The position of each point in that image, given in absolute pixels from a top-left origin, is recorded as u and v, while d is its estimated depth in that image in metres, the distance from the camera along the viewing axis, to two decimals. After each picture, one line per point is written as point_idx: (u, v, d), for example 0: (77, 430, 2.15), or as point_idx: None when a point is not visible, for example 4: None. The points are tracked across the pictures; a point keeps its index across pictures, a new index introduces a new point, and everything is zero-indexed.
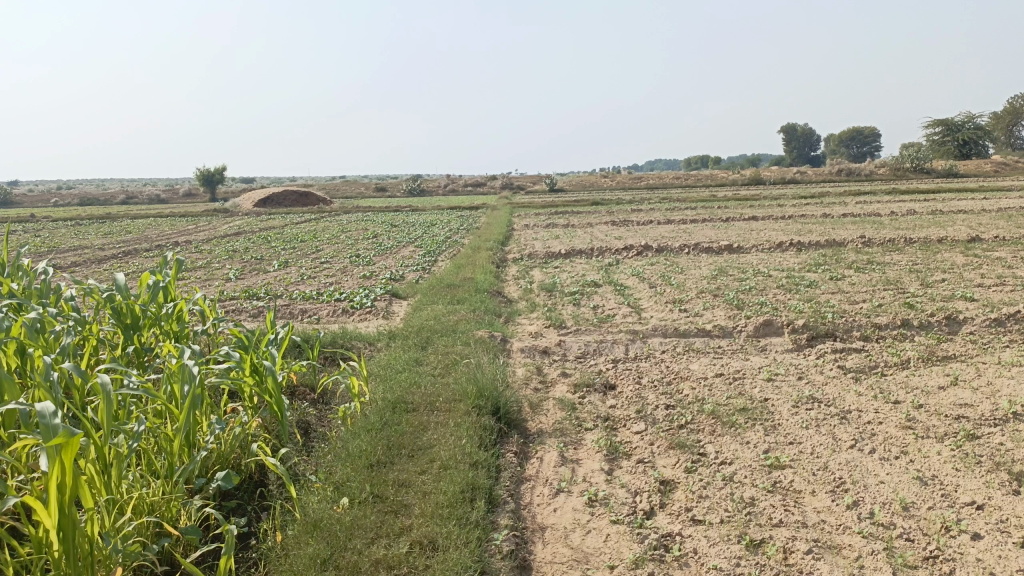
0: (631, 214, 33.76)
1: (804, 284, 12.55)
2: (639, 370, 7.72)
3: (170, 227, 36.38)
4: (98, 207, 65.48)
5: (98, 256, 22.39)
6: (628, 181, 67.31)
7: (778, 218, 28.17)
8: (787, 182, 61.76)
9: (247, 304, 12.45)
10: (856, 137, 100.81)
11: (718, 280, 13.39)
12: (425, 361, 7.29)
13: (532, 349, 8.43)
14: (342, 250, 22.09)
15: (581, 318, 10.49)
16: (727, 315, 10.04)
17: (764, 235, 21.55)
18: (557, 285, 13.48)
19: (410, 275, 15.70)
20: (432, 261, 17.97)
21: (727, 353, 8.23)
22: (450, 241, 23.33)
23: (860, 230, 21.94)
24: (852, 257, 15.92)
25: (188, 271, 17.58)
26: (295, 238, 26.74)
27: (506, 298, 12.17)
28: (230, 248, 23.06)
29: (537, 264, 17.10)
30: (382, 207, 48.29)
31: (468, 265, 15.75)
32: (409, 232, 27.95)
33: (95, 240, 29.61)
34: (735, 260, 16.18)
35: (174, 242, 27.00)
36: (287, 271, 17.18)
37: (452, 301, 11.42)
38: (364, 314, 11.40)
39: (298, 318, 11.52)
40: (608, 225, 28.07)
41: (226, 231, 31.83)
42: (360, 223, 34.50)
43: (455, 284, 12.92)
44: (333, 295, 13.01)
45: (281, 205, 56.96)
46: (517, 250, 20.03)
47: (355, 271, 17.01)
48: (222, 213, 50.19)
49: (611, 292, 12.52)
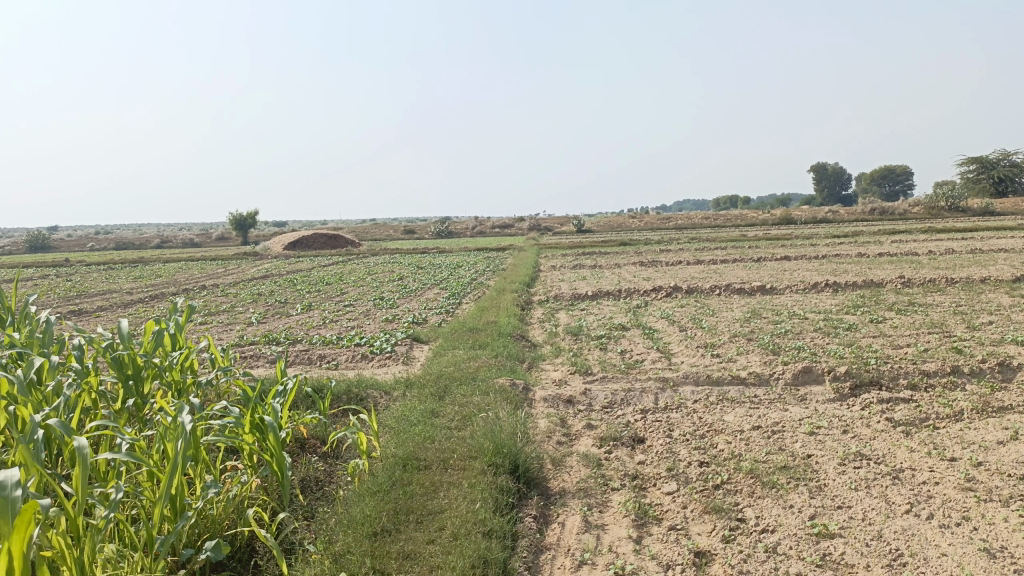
0: (659, 255, 33.34)
1: (842, 328, 11.99)
2: (670, 422, 7.23)
3: (201, 270, 36.73)
4: (132, 251, 66.74)
5: (126, 300, 22.52)
6: (657, 221, 67.04)
7: (811, 258, 27.54)
8: (819, 221, 60.97)
9: (267, 350, 12.21)
10: (887, 175, 99.69)
11: (752, 323, 12.87)
12: (442, 413, 6.90)
13: (555, 399, 7.99)
14: (367, 292, 21.93)
15: (608, 363, 10.04)
16: (762, 361, 9.52)
17: (798, 276, 20.95)
18: (584, 328, 13.07)
19: (434, 318, 15.42)
20: (457, 303, 17.68)
21: (764, 404, 7.72)
22: (476, 283, 23.06)
23: (898, 271, 21.25)
24: (892, 298, 15.30)
25: (212, 315, 17.47)
26: (322, 281, 26.70)
27: (530, 343, 11.78)
28: (256, 292, 23.02)
29: (563, 307, 16.71)
30: (410, 249, 48.41)
31: (493, 308, 15.41)
32: (436, 274, 27.81)
33: (126, 284, 29.92)
34: (768, 302, 15.64)
35: (203, 285, 27.15)
36: (310, 315, 16.99)
37: (474, 346, 11.06)
38: (384, 360, 11.07)
39: (317, 364, 11.23)
40: (637, 266, 27.67)
41: (254, 274, 31.98)
42: (387, 265, 34.53)
43: (478, 328, 12.57)
44: (353, 339, 12.74)
45: (311, 249, 57.50)
46: (543, 292, 19.69)
47: (378, 314, 16.77)
48: (253, 256, 50.69)
49: (640, 336, 12.07)
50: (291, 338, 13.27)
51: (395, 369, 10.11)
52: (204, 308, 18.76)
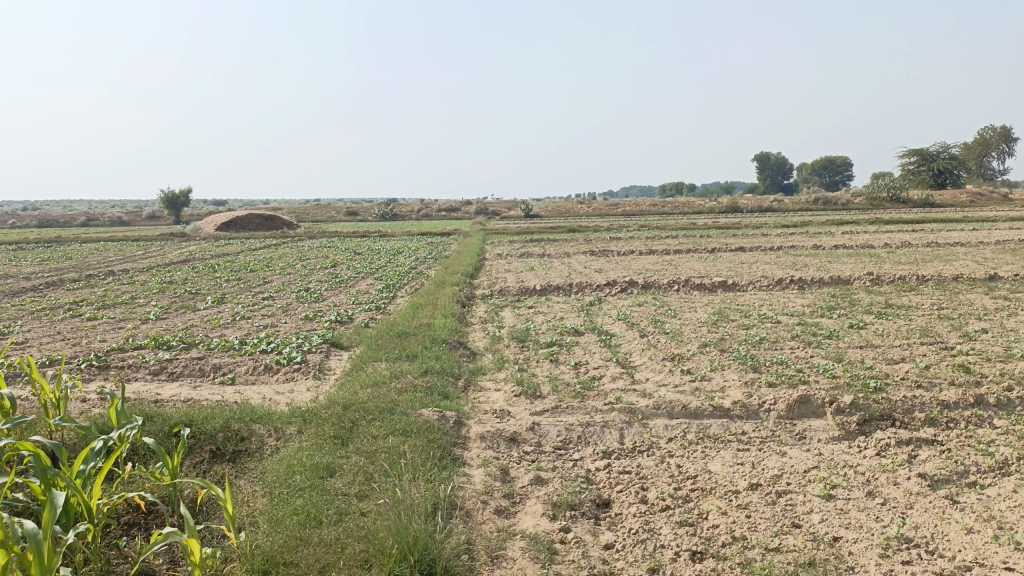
0: (609, 243, 31.91)
1: (824, 336, 10.57)
2: (641, 474, 5.60)
3: (117, 254, 33.87)
4: (51, 229, 62.76)
5: (16, 288, 20.01)
6: (604, 208, 65.86)
7: (767, 250, 26.39)
8: (765, 210, 60.59)
9: (152, 358, 10.18)
10: (830, 166, 100.77)
11: (721, 328, 11.36)
12: (339, 471, 5.16)
13: (496, 437, 6.30)
14: (292, 282, 19.83)
15: (559, 382, 8.37)
16: (743, 383, 8.01)
17: (758, 270, 19.67)
18: (530, 331, 11.40)
19: (361, 315, 13.56)
20: (389, 298, 15.80)
21: (756, 446, 6.17)
22: (414, 273, 21.17)
23: (862, 266, 20.15)
24: (866, 299, 14.02)
25: (106, 309, 15.24)
26: (245, 268, 24.41)
27: (467, 352, 10.05)
28: (166, 280, 20.65)
29: (509, 303, 15.02)
30: (349, 233, 46.07)
31: (429, 305, 13.61)
32: (372, 261, 25.82)
33: (27, 267, 27.09)
34: (734, 300, 14.20)
35: (112, 271, 24.62)
36: (218, 310, 14.88)
37: (399, 357, 9.25)
38: (290, 375, 9.19)
39: (208, 379, 9.28)
40: (588, 255, 26.19)
41: (175, 259, 29.42)
42: (321, 250, 32.32)
43: (407, 332, 10.74)
44: (259, 343, 10.79)
45: (245, 230, 54.60)
46: (487, 285, 17.94)
47: (297, 310, 14.79)
48: (178, 237, 47.68)
49: (595, 343, 10.42)
50: (187, 340, 11.25)
51: (299, 393, 8.26)
52: (99, 301, 16.50)
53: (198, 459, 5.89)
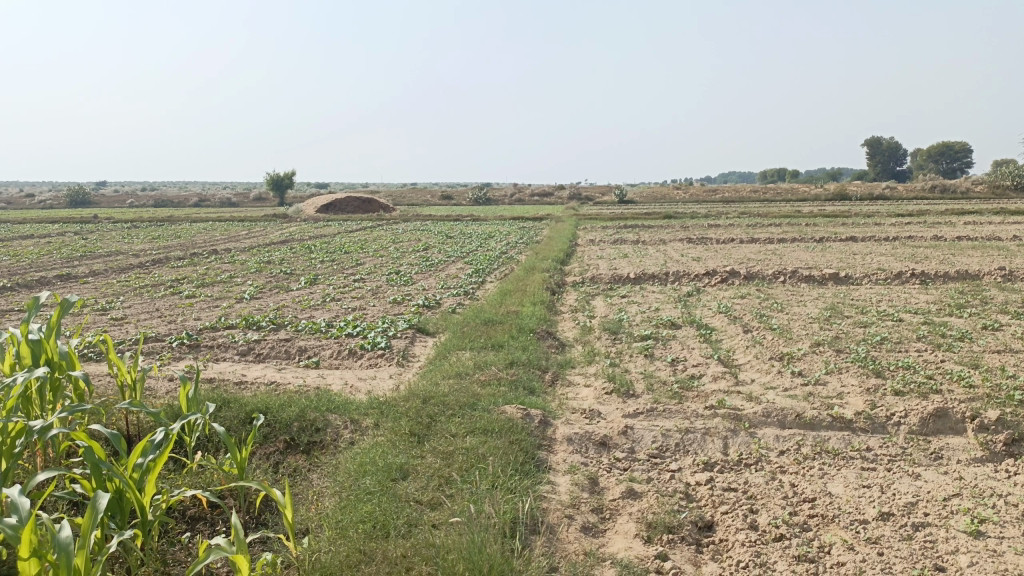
0: (707, 231, 30.62)
1: (954, 338, 9.49)
2: (749, 493, 4.94)
3: (222, 233, 35.13)
4: (165, 209, 66.06)
5: (125, 264, 20.81)
6: (703, 194, 63.84)
7: (881, 240, 24.64)
8: (875, 198, 57.27)
9: (240, 338, 10.12)
10: (947, 152, 94.48)
11: (834, 325, 10.40)
12: (413, 474, 4.74)
13: (585, 441, 5.75)
14: (383, 264, 19.80)
15: (655, 380, 7.72)
16: (864, 392, 7.16)
17: (873, 262, 18.24)
18: (624, 322, 10.75)
19: (448, 300, 13.25)
20: (478, 283, 15.44)
21: (885, 467, 5.38)
22: (505, 258, 20.78)
23: (991, 260, 18.41)
24: (999, 296, 12.66)
25: (203, 287, 15.53)
26: (339, 249, 24.65)
27: (556, 342, 9.52)
28: (264, 259, 21.02)
29: (601, 291, 14.39)
30: (442, 216, 46.30)
31: (518, 292, 13.15)
32: (464, 246, 25.62)
33: (139, 245, 28.31)
34: (847, 295, 13.09)
35: (215, 249, 25.36)
36: (309, 291, 14.89)
37: (485, 347, 8.81)
38: (373, 361, 8.89)
39: (293, 361, 9.12)
40: (685, 243, 25.16)
41: (274, 239, 30.18)
42: (415, 233, 32.45)
43: (494, 320, 10.29)
44: (346, 326, 10.59)
45: (343, 212, 55.84)
46: (579, 271, 17.34)
47: (386, 292, 14.63)
48: (280, 218, 49.18)
49: (695, 338, 9.69)
50: (276, 320, 11.18)
51: (382, 382, 7.93)
52: (198, 278, 16.87)
53: (271, 448, 5.58)
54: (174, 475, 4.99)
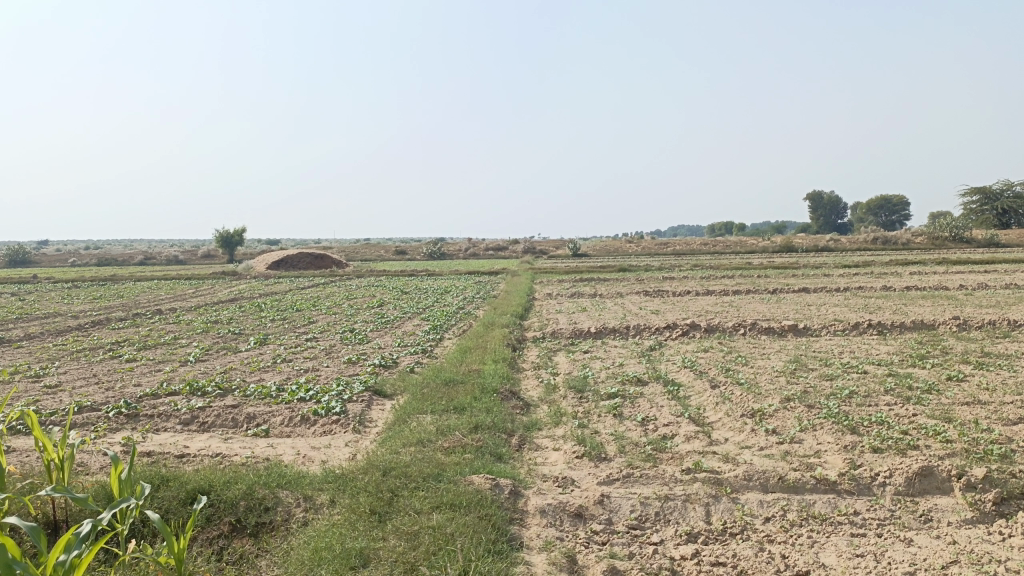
0: (662, 283, 30.77)
1: (921, 391, 9.40)
2: (739, 568, 4.60)
3: (168, 292, 34.07)
4: (109, 267, 64.23)
5: (63, 326, 19.82)
6: (655, 247, 64.70)
7: (833, 291, 25.00)
8: (820, 249, 58.73)
9: (183, 405, 9.49)
10: (885, 205, 98.01)
11: (801, 378, 10.24)
12: (376, 560, 4.29)
13: (559, 513, 5.36)
14: (337, 322, 19.22)
15: (626, 441, 7.38)
16: (842, 450, 6.93)
17: (828, 313, 18.38)
18: (589, 380, 10.44)
19: (406, 359, 12.79)
20: (436, 340, 15.01)
21: (875, 532, 5.11)
22: (462, 314, 20.40)
23: (941, 309, 18.72)
24: (957, 346, 12.74)
25: (146, 350, 14.77)
26: (290, 307, 23.96)
27: (521, 403, 9.13)
28: (211, 319, 20.26)
29: (562, 347, 14.09)
30: (396, 272, 45.84)
31: (478, 349, 12.77)
32: (419, 302, 25.21)
33: (79, 306, 27.18)
34: (809, 346, 13.03)
35: (160, 309, 24.44)
36: (259, 351, 14.26)
37: (447, 409, 8.38)
38: (328, 427, 8.37)
39: (240, 430, 8.53)
40: (642, 296, 25.17)
41: (222, 297, 29.31)
42: (368, 289, 31.91)
43: (455, 379, 9.87)
44: (298, 389, 10.04)
45: (295, 268, 54.96)
46: (538, 327, 17.05)
47: (341, 352, 14.09)
48: (229, 275, 48.09)
49: (663, 395, 9.40)
50: (223, 385, 10.57)
51: (337, 451, 7.43)
52: (141, 341, 16.08)
53: (214, 534, 5.08)
54: (104, 568, 4.46)
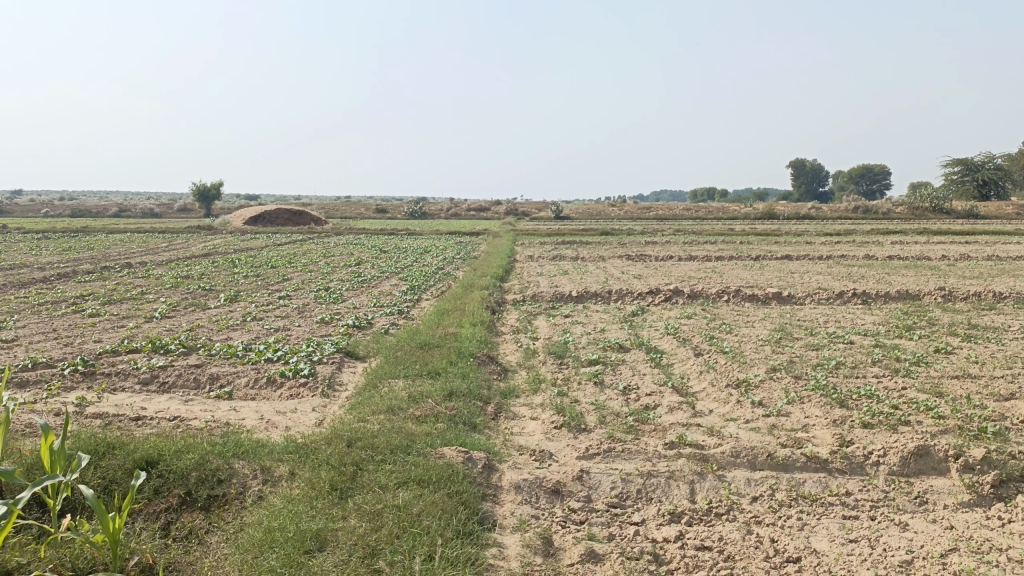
0: (645, 247, 30.44)
1: (910, 364, 9.16)
2: (726, 553, 4.30)
3: (140, 245, 33.25)
4: (81, 219, 62.84)
5: (27, 278, 19.14)
6: (637, 210, 64.37)
7: (816, 259, 24.81)
8: (802, 217, 58.66)
9: (143, 364, 9.04)
10: (867, 174, 98.13)
11: (787, 348, 9.96)
12: (334, 543, 3.93)
13: (535, 489, 5.02)
14: (312, 280, 18.71)
15: (608, 412, 7.05)
16: (831, 425, 6.64)
17: (812, 281, 18.14)
18: (569, 345, 10.09)
19: (381, 320, 12.37)
20: (413, 301, 14.60)
21: (869, 515, 4.83)
22: (441, 274, 19.95)
23: (925, 280, 18.54)
24: (943, 317, 12.52)
25: (110, 305, 14.21)
26: (265, 264, 23.37)
27: (498, 368, 8.77)
28: (182, 274, 19.66)
29: (543, 310, 13.73)
30: (376, 230, 45.17)
31: (456, 311, 12.36)
32: (398, 261, 24.69)
33: (46, 257, 26.38)
34: (794, 315, 12.75)
35: (131, 263, 23.76)
36: (229, 309, 13.76)
37: (420, 375, 8.00)
38: (295, 390, 7.96)
39: (203, 392, 8.10)
40: (624, 260, 24.84)
41: (196, 252, 28.58)
42: (347, 247, 31.30)
43: (430, 342, 9.48)
44: (266, 349, 9.61)
45: (273, 224, 54.00)
46: (518, 289, 16.65)
47: (314, 311, 13.64)
48: (205, 230, 47.14)
49: (645, 362, 9.08)
50: (188, 343, 10.11)
51: (304, 417, 7.04)
52: (106, 295, 15.49)
53: (161, 508, 4.70)
54: (35, 544, 4.07)
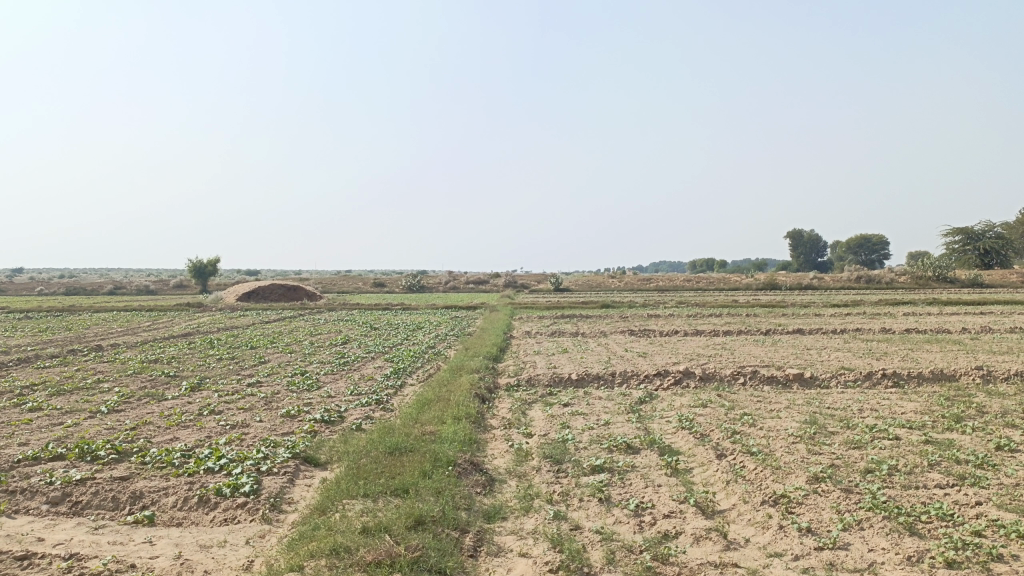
0: (648, 321, 29.15)
1: (974, 467, 7.67)
2: None
3: (121, 325, 31.94)
4: (73, 296, 61.89)
5: None
6: (638, 282, 63.46)
7: (830, 333, 23.42)
8: (805, 287, 57.60)
9: (58, 477, 7.55)
10: (865, 244, 97.67)
11: (824, 447, 8.46)
12: None
13: None
14: (290, 364, 17.25)
15: (617, 545, 5.55)
16: (906, 565, 5.16)
17: (832, 359, 16.73)
18: (568, 445, 8.59)
19: (355, 412, 10.89)
20: (395, 388, 13.12)
21: None
22: (431, 354, 18.53)
23: (953, 357, 17.12)
24: (990, 403, 11.06)
25: (57, 397, 12.72)
26: (246, 344, 21.96)
27: (482, 479, 7.28)
28: (151, 358, 18.21)
29: (539, 398, 12.26)
30: (370, 305, 43.93)
31: (440, 401, 10.89)
32: (388, 339, 23.31)
33: (18, 339, 25.02)
34: (822, 402, 11.27)
35: (103, 345, 22.34)
36: (187, 400, 12.29)
37: (385, 494, 6.52)
38: (230, 513, 6.49)
39: (119, 518, 6.61)
40: (627, 336, 23.49)
41: (178, 332, 27.23)
42: (337, 324, 29.98)
43: (402, 445, 8.00)
44: (209, 455, 8.14)
45: (267, 300, 52.86)
46: (512, 372, 15.19)
47: (283, 401, 12.16)
48: (196, 306, 45.97)
49: (659, 469, 7.57)
50: (121, 448, 8.64)
51: (232, 556, 5.58)
52: (58, 384, 14.04)
53: None
54: None
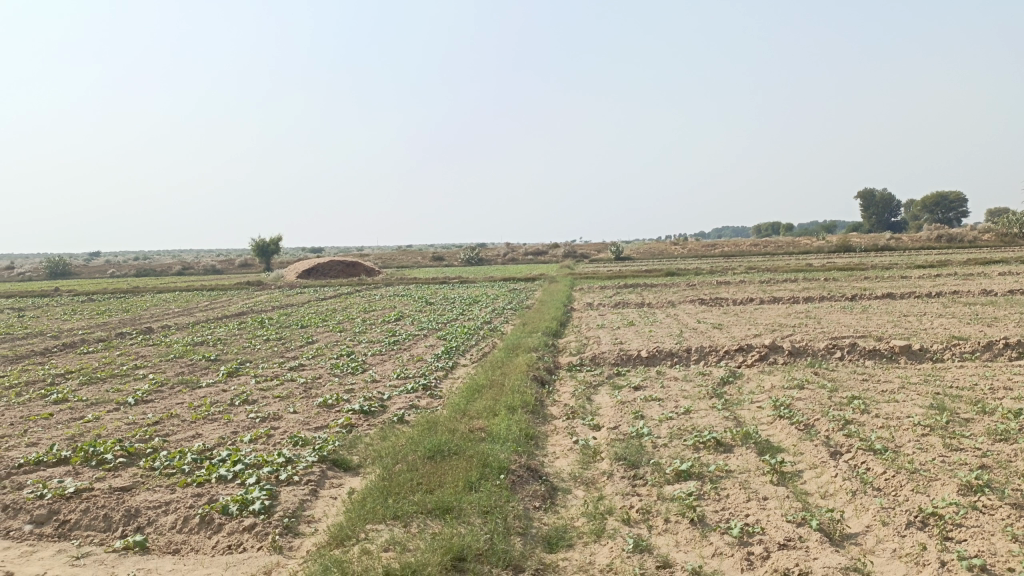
0: (719, 289, 27.29)
1: None
2: None
3: (179, 305, 31.62)
4: (139, 278, 62.93)
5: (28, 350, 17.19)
6: (703, 247, 61.04)
7: (923, 297, 21.19)
8: (881, 249, 54.27)
9: (52, 487, 6.51)
10: (941, 202, 91.94)
11: (964, 442, 6.82)
12: None
13: None
14: (338, 344, 16.21)
15: None
16: None
17: (935, 327, 14.78)
18: (644, 442, 7.16)
19: (398, 401, 9.67)
20: (445, 371, 11.87)
21: None
22: (486, 330, 17.25)
23: None
24: None
25: (87, 386, 11.88)
26: (296, 323, 21.12)
27: (541, 490, 5.93)
28: (196, 341, 17.42)
29: (606, 379, 10.83)
30: (426, 279, 43.02)
31: (493, 388, 9.57)
32: (443, 314, 22.14)
33: (74, 322, 24.78)
34: (943, 381, 9.54)
35: (154, 327, 21.80)
36: (221, 388, 11.28)
37: (420, 516, 5.24)
38: (234, 538, 5.32)
39: (106, 543, 5.49)
40: (697, 305, 21.78)
41: (231, 312, 26.64)
42: (392, 300, 29.00)
43: (446, 446, 6.71)
44: (224, 460, 6.99)
45: (325, 277, 52.57)
46: (574, 349, 13.78)
47: (323, 388, 11.04)
48: (254, 285, 45.86)
49: (762, 475, 6.10)
50: (131, 450, 7.57)
51: None
52: (92, 372, 13.26)
53: None
54: None
